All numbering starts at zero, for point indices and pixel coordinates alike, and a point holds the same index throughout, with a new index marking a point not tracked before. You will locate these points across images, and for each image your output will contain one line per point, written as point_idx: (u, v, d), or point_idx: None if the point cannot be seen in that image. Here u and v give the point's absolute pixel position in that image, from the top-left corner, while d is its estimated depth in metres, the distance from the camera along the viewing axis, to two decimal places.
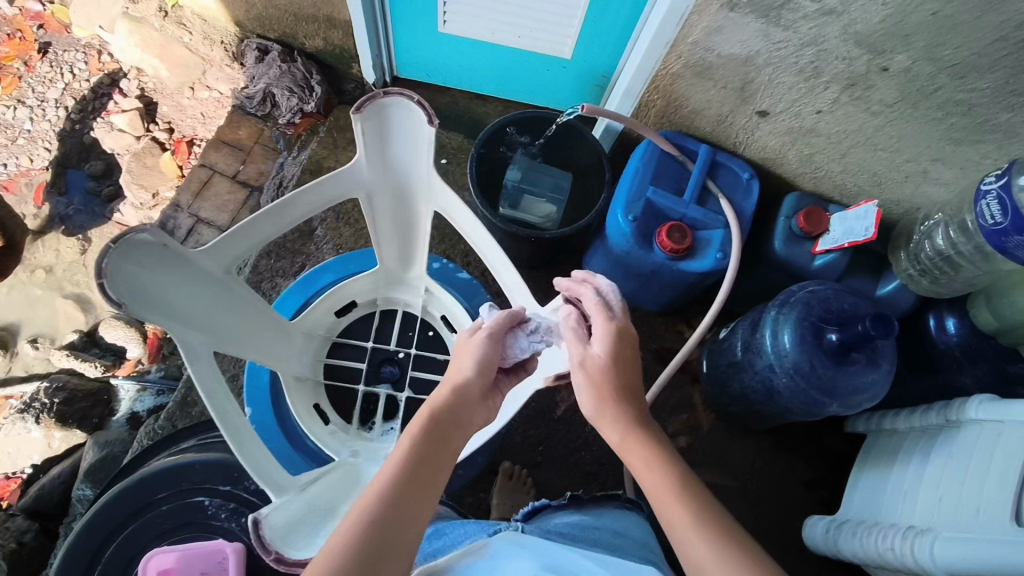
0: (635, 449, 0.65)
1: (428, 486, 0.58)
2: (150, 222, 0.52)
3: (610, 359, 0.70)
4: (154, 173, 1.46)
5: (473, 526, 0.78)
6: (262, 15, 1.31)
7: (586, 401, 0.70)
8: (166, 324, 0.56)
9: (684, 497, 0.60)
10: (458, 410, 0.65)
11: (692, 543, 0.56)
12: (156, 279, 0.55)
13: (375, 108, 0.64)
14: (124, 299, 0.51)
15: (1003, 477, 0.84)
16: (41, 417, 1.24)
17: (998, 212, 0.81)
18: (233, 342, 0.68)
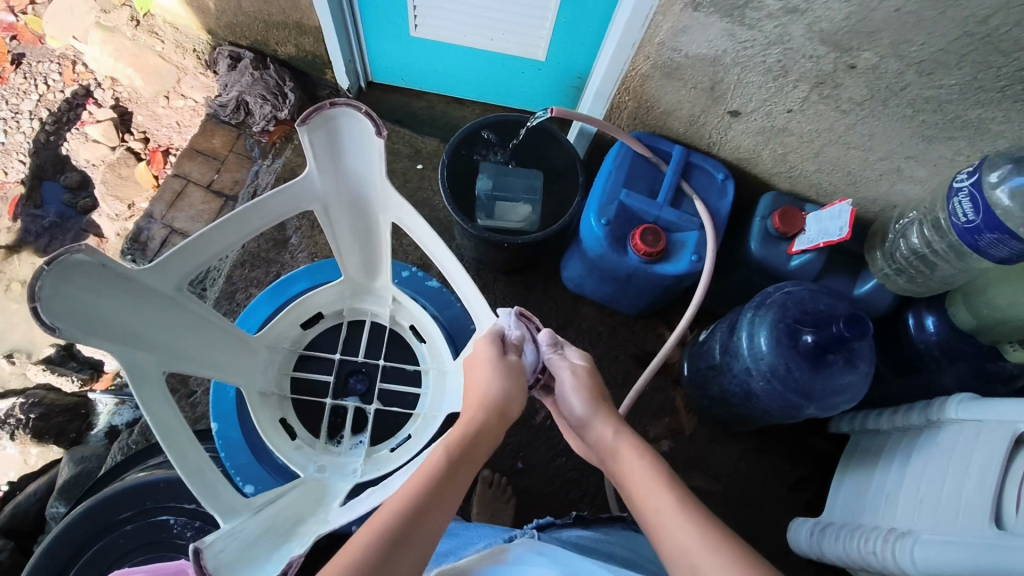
0: (626, 444, 0.69)
1: (446, 505, 0.57)
2: (83, 243, 0.51)
3: (593, 370, 0.78)
4: (129, 183, 1.44)
5: (487, 531, 0.81)
6: (233, 23, 1.30)
7: (576, 400, 0.74)
8: (108, 347, 0.55)
9: (671, 485, 0.62)
10: (483, 440, 0.65)
11: (673, 524, 0.58)
12: (94, 301, 0.54)
13: (321, 121, 0.66)
14: (57, 322, 0.50)
15: (982, 477, 0.83)
16: (16, 434, 1.21)
17: (969, 209, 0.79)
18: (188, 360, 0.67)
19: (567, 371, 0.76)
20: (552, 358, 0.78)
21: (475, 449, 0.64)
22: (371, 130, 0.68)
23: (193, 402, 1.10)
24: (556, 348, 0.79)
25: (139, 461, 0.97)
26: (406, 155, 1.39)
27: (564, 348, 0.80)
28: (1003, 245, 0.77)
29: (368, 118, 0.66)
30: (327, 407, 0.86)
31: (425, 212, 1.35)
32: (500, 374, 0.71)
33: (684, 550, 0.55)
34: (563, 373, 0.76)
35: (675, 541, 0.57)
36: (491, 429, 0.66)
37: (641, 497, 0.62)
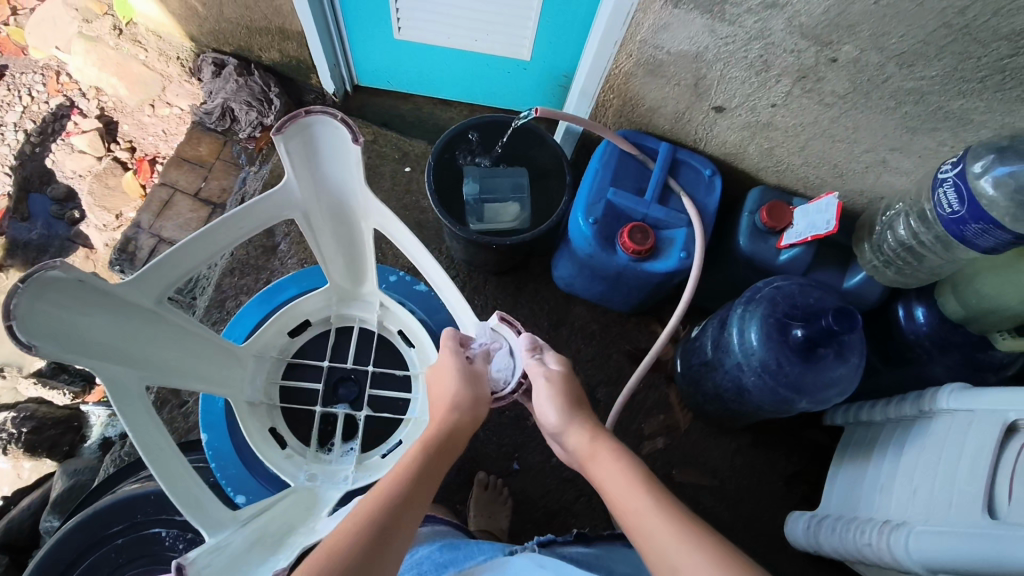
0: (602, 447, 0.69)
1: (418, 508, 0.59)
2: (58, 259, 0.51)
3: (569, 376, 0.78)
4: (116, 194, 1.44)
5: (486, 545, 0.80)
6: (215, 29, 1.29)
7: (551, 408, 0.74)
8: (89, 364, 0.55)
9: (649, 487, 0.62)
10: (452, 443, 0.68)
11: (653, 525, 0.58)
12: (73, 318, 0.54)
13: (297, 130, 0.66)
14: (34, 340, 0.50)
15: (974, 466, 0.83)
16: (8, 448, 1.20)
17: (955, 201, 0.79)
18: (172, 375, 0.67)
19: (542, 379, 0.76)
20: (530, 365, 0.78)
21: (444, 454, 0.67)
22: (348, 137, 0.67)
23: (185, 412, 1.09)
24: (535, 351, 0.80)
25: (131, 473, 0.97)
26: (394, 158, 1.38)
27: (542, 351, 0.80)
28: (989, 235, 0.77)
29: (345, 125, 0.66)
30: (317, 414, 0.85)
31: (415, 214, 1.34)
32: (466, 381, 0.74)
33: (664, 552, 0.55)
34: (539, 381, 0.76)
35: (656, 544, 0.57)
36: (459, 434, 0.69)
37: (621, 501, 0.62)
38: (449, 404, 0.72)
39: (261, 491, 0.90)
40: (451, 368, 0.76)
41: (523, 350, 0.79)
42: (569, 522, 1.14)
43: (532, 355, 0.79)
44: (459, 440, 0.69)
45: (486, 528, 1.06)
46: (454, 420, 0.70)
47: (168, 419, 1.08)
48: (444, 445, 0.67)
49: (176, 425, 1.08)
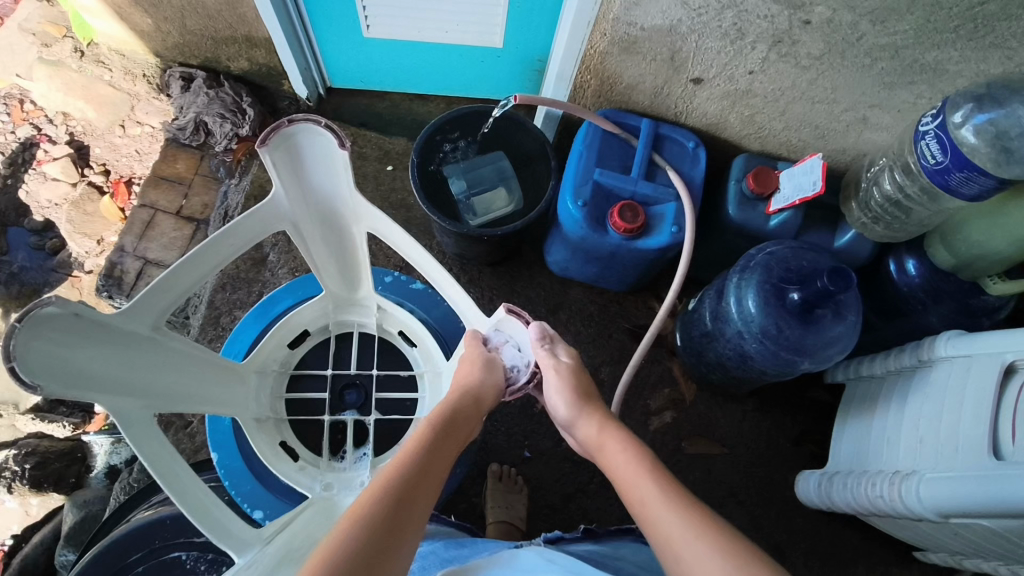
0: (611, 437, 0.71)
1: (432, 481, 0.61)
2: (51, 294, 0.50)
3: (578, 367, 0.78)
4: (96, 219, 1.41)
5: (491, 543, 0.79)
6: (180, 43, 1.26)
7: (561, 403, 0.76)
8: (96, 398, 0.54)
9: (655, 475, 0.63)
10: (458, 424, 0.69)
11: (658, 513, 0.59)
12: (72, 354, 0.53)
13: (282, 139, 0.66)
14: (38, 380, 0.49)
15: (977, 410, 0.85)
16: (13, 486, 1.21)
17: (937, 151, 0.80)
18: (179, 402, 0.67)
19: (551, 371, 0.77)
20: (538, 356, 0.78)
21: (450, 437, 0.67)
22: (334, 143, 0.67)
23: (191, 432, 1.08)
24: (546, 342, 0.80)
25: (144, 499, 0.96)
26: (375, 157, 1.37)
27: (554, 342, 0.80)
28: (973, 182, 0.79)
29: (329, 131, 0.66)
30: (325, 423, 0.85)
31: (402, 213, 1.33)
32: (482, 371, 0.75)
33: (668, 539, 0.57)
34: (548, 374, 0.77)
35: (660, 530, 0.58)
36: (464, 417, 0.70)
37: (629, 490, 0.64)
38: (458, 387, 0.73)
39: (278, 505, 0.90)
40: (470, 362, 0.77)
41: (533, 342, 0.79)
42: (585, 504, 1.15)
43: (541, 345, 0.79)
44: (464, 425, 0.70)
45: (504, 518, 1.06)
46: (459, 407, 0.71)
47: (175, 441, 1.08)
48: (449, 430, 0.68)
49: (183, 446, 1.07)
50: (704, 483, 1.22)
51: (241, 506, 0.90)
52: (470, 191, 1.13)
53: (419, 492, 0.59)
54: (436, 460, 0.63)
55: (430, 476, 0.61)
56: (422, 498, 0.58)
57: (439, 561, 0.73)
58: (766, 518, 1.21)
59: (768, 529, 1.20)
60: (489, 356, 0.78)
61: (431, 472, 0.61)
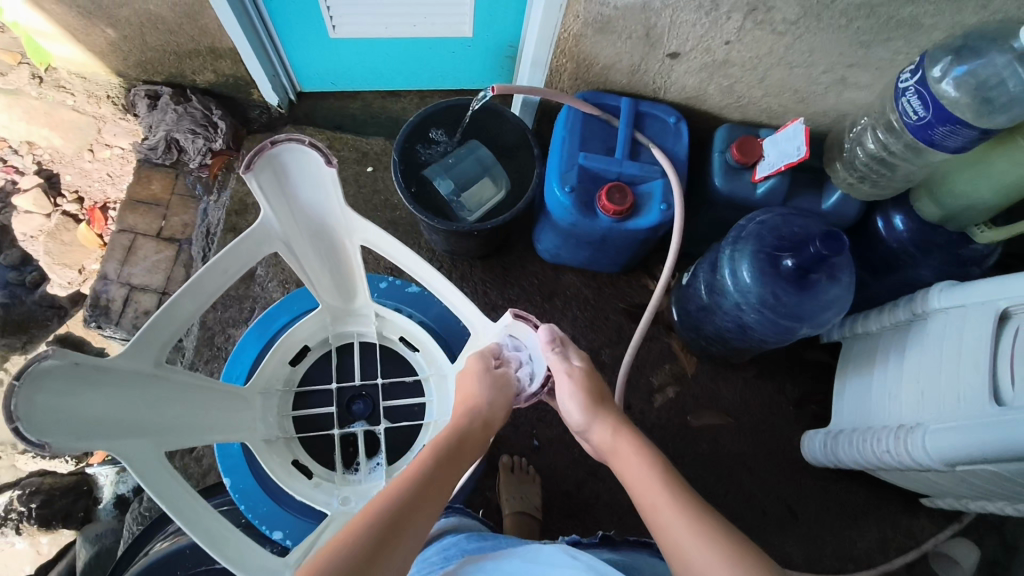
0: (624, 441, 0.71)
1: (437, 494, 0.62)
2: (48, 348, 0.49)
3: (592, 371, 0.77)
4: (75, 248, 1.38)
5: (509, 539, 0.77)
6: (142, 60, 1.23)
7: (574, 407, 0.76)
8: (105, 446, 0.54)
9: (667, 482, 0.64)
10: (466, 442, 0.71)
11: (668, 521, 0.60)
12: (78, 404, 0.53)
13: (266, 162, 0.65)
14: (45, 438, 0.49)
15: (976, 361, 0.86)
16: (21, 527, 1.20)
17: (919, 107, 0.80)
18: (186, 435, 0.67)
19: (565, 376, 0.76)
20: (552, 359, 0.77)
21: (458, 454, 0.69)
22: (320, 160, 0.66)
23: (197, 456, 1.07)
24: (556, 344, 0.78)
25: (158, 530, 0.95)
26: (354, 160, 1.35)
27: (565, 345, 0.79)
28: (956, 135, 0.79)
29: (314, 149, 0.65)
30: (336, 439, 0.86)
31: (387, 214, 1.31)
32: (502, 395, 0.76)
33: (678, 547, 0.57)
34: (561, 378, 0.76)
35: (670, 538, 0.58)
36: (475, 436, 0.72)
37: (641, 496, 0.64)
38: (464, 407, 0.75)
39: (297, 522, 0.90)
40: (471, 374, 0.78)
41: (543, 344, 0.78)
42: (598, 487, 1.16)
43: (552, 348, 0.77)
44: (473, 447, 0.72)
45: (521, 509, 1.07)
46: (470, 426, 0.73)
47: (182, 466, 1.07)
48: (459, 448, 0.70)
49: (191, 471, 1.07)
50: (713, 454, 1.23)
51: (259, 528, 0.90)
52: (457, 189, 1.12)
53: (426, 501, 0.60)
54: (444, 475, 0.65)
55: (438, 488, 0.63)
56: (428, 507, 0.60)
57: (460, 553, 0.72)
58: (776, 482, 1.23)
59: (778, 492, 1.22)
60: (500, 381, 0.77)
61: (438, 484, 0.63)
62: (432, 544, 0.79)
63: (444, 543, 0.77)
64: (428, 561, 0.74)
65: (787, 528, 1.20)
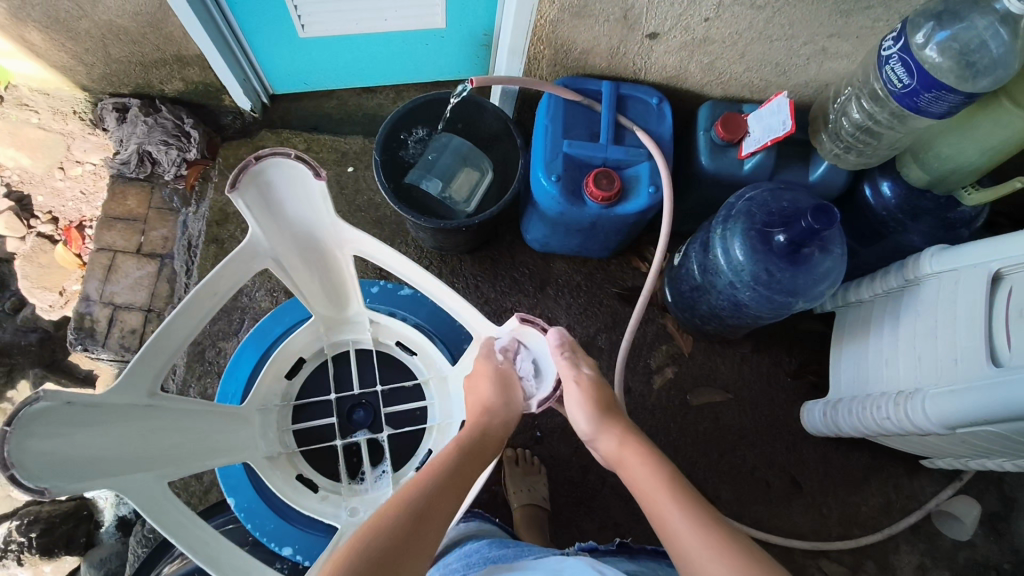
0: (629, 450, 0.71)
1: (452, 495, 0.63)
2: (38, 391, 0.50)
3: (599, 379, 0.78)
4: (53, 270, 1.35)
5: (532, 548, 0.76)
6: (108, 73, 1.19)
7: (581, 416, 0.76)
8: (104, 484, 0.55)
9: (675, 490, 0.64)
10: (483, 442, 0.72)
11: (679, 533, 0.59)
12: (73, 443, 0.54)
13: (250, 179, 0.66)
14: (42, 483, 0.50)
15: (971, 324, 0.86)
16: (22, 559, 1.17)
17: (903, 74, 0.79)
18: (188, 465, 0.67)
19: (573, 385, 0.76)
20: (559, 363, 0.78)
21: (472, 458, 0.69)
22: (307, 173, 0.67)
23: (197, 473, 1.06)
24: (565, 347, 0.79)
25: (166, 551, 0.94)
26: (334, 161, 1.32)
27: (575, 351, 0.80)
28: (942, 101, 0.78)
29: (300, 162, 0.67)
30: (339, 448, 0.86)
31: (372, 214, 1.29)
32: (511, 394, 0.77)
33: (688, 556, 0.57)
34: (568, 385, 0.76)
35: (679, 547, 0.58)
36: (490, 438, 0.73)
37: (650, 505, 0.64)
38: (480, 409, 0.75)
39: (306, 536, 0.90)
40: (484, 377, 0.78)
41: (553, 347, 0.79)
42: (603, 473, 1.16)
43: (562, 352, 0.78)
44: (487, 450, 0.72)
45: (528, 502, 1.07)
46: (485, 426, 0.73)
47: (184, 484, 1.05)
48: (473, 452, 0.70)
49: (193, 489, 1.05)
50: (714, 431, 1.24)
51: (268, 545, 0.90)
52: (446, 188, 1.11)
53: (438, 506, 0.61)
54: (459, 476, 0.66)
55: (450, 493, 0.63)
56: (439, 511, 0.61)
57: (482, 560, 0.71)
58: (779, 454, 1.23)
59: (781, 464, 1.23)
60: (505, 374, 0.78)
61: (451, 488, 0.64)
62: (454, 549, 0.80)
63: (467, 549, 0.77)
64: (453, 567, 0.73)
65: (792, 498, 1.21)
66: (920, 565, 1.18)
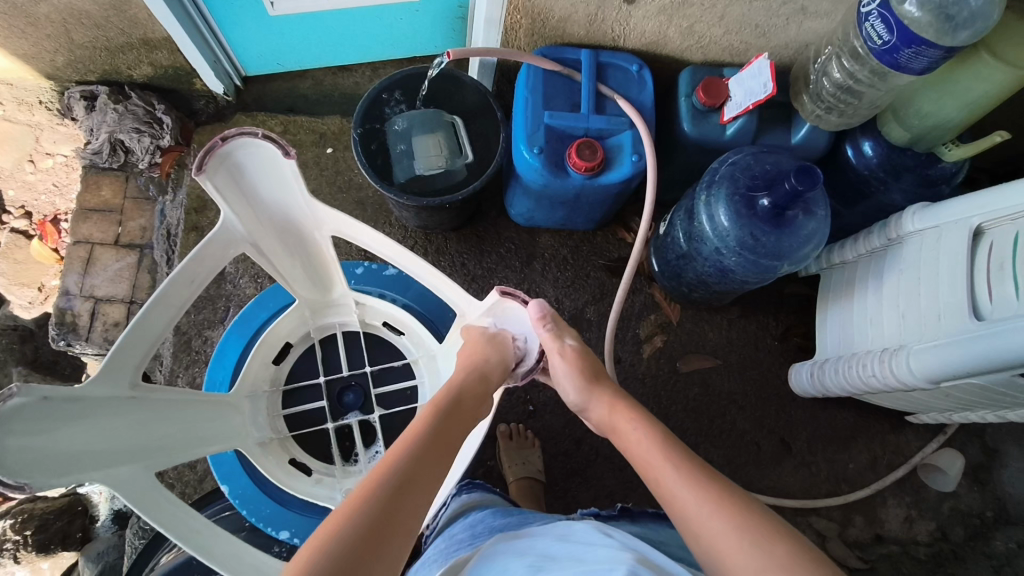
0: (620, 416, 0.72)
1: (436, 461, 0.60)
2: (13, 387, 0.49)
3: (585, 348, 0.79)
4: (30, 266, 1.33)
5: (535, 515, 0.77)
6: (72, 60, 1.15)
7: (570, 388, 0.77)
8: (89, 478, 0.55)
9: (668, 451, 0.64)
10: (463, 405, 0.69)
11: (674, 490, 0.60)
12: (53, 439, 0.53)
13: (218, 162, 0.64)
14: (23, 479, 0.49)
15: (952, 277, 0.87)
16: (20, 556, 1.15)
17: (883, 30, 0.79)
18: (174, 456, 0.67)
19: (557, 357, 0.77)
20: (542, 334, 0.79)
21: (455, 416, 0.67)
22: (278, 153, 0.66)
23: (190, 463, 1.05)
24: (545, 318, 0.79)
25: (162, 541, 0.95)
26: (312, 142, 1.30)
27: (556, 321, 0.79)
28: (922, 56, 0.78)
29: (268, 141, 0.65)
30: (332, 432, 0.87)
31: (353, 194, 1.28)
32: (493, 357, 0.76)
33: (685, 513, 0.58)
34: (554, 359, 0.78)
35: (676, 507, 0.59)
36: (466, 401, 0.70)
37: (645, 468, 0.64)
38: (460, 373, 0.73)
39: (303, 520, 0.91)
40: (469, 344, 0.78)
41: (535, 320, 0.79)
42: (596, 443, 1.17)
43: (545, 325, 0.79)
44: (469, 411, 0.69)
45: (523, 474, 1.08)
46: (466, 383, 0.71)
47: (177, 475, 1.05)
48: (447, 421, 0.66)
49: (187, 478, 1.05)
50: (704, 397, 1.25)
51: (265, 530, 0.90)
52: (430, 166, 1.08)
53: (428, 467, 0.58)
54: (443, 440, 0.63)
55: (437, 454, 0.60)
56: (427, 478, 0.58)
57: (487, 531, 0.72)
58: (767, 417, 1.25)
59: (770, 426, 1.25)
60: (494, 344, 0.77)
61: (435, 454, 0.60)
62: (459, 520, 0.80)
63: (471, 519, 0.78)
64: (458, 538, 0.74)
65: (782, 459, 1.23)
66: (907, 517, 1.21)
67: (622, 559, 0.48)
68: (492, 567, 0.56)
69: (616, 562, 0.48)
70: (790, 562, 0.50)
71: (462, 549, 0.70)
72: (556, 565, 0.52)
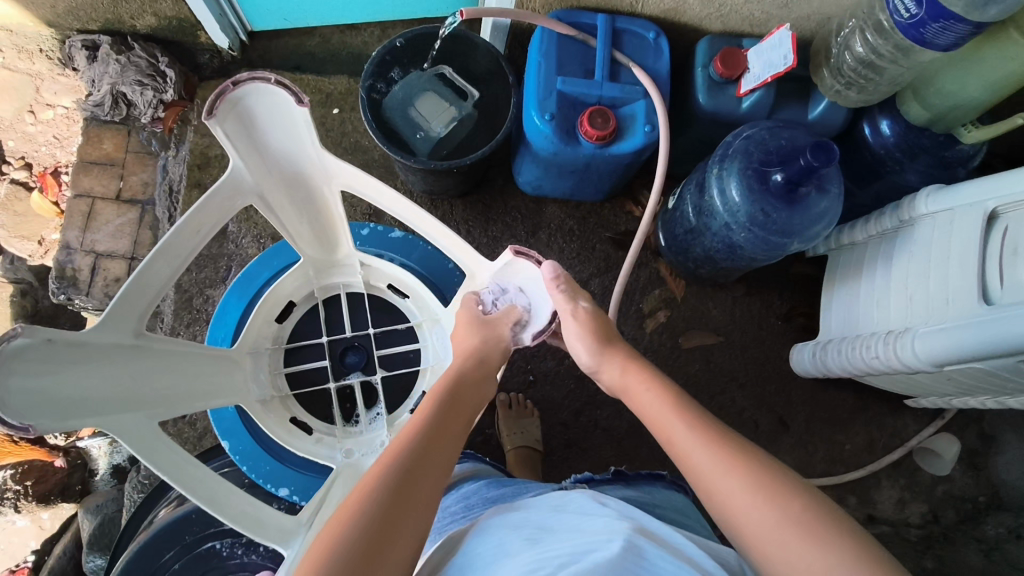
0: (634, 377, 0.71)
1: (445, 442, 0.61)
2: (17, 327, 0.48)
3: (597, 312, 0.77)
4: (30, 219, 1.31)
5: (531, 485, 0.77)
6: (73, 7, 1.12)
7: (583, 349, 0.76)
8: (91, 423, 0.55)
9: (682, 411, 0.63)
10: (467, 387, 0.70)
11: (688, 449, 0.59)
12: (57, 382, 0.52)
13: (228, 108, 0.63)
14: (28, 420, 0.49)
15: (964, 259, 0.86)
16: (19, 506, 1.19)
17: (911, 3, 0.77)
18: (179, 406, 0.67)
19: (569, 318, 0.76)
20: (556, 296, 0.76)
21: (461, 404, 0.68)
22: (290, 101, 0.64)
23: (190, 419, 1.06)
24: (559, 281, 0.76)
25: (162, 494, 0.95)
26: (318, 102, 1.27)
27: (570, 284, 0.77)
28: (949, 32, 0.76)
29: (281, 88, 0.64)
30: (332, 391, 0.87)
31: (359, 156, 1.26)
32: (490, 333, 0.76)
33: (700, 474, 0.58)
34: (566, 321, 0.76)
35: (690, 464, 0.59)
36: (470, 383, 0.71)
37: (658, 429, 0.64)
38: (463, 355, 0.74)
39: (302, 479, 0.91)
40: (464, 324, 0.78)
41: (548, 281, 0.76)
42: (595, 415, 1.17)
43: (557, 286, 0.76)
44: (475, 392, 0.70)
45: (521, 443, 1.08)
46: (467, 367, 0.72)
47: (178, 431, 1.06)
48: (454, 405, 0.67)
49: (187, 435, 1.06)
50: (705, 373, 1.25)
51: (264, 487, 0.91)
52: (447, 122, 1.07)
53: (434, 455, 0.59)
54: (449, 425, 0.64)
55: (443, 439, 0.61)
56: (437, 459, 0.59)
57: (483, 501, 0.72)
58: (767, 395, 1.25)
59: (770, 404, 1.25)
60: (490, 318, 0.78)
61: (443, 436, 0.62)
62: (454, 490, 0.80)
63: (465, 490, 0.78)
64: (453, 510, 0.74)
65: (779, 437, 1.23)
66: (900, 499, 1.21)
67: (620, 529, 0.48)
68: (490, 535, 0.56)
69: (614, 532, 0.48)
70: (806, 519, 0.50)
71: (456, 522, 0.70)
72: (553, 535, 0.52)
